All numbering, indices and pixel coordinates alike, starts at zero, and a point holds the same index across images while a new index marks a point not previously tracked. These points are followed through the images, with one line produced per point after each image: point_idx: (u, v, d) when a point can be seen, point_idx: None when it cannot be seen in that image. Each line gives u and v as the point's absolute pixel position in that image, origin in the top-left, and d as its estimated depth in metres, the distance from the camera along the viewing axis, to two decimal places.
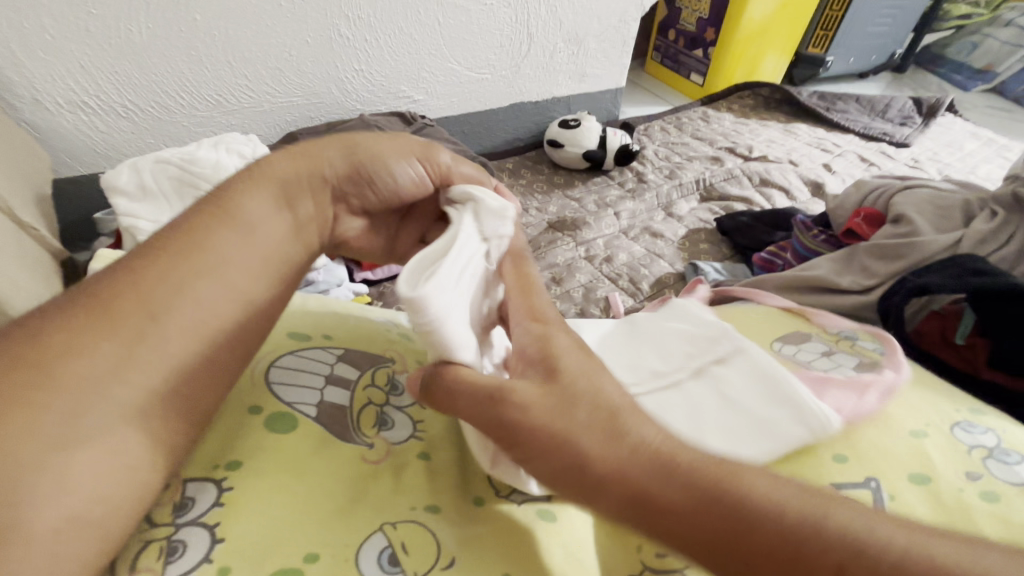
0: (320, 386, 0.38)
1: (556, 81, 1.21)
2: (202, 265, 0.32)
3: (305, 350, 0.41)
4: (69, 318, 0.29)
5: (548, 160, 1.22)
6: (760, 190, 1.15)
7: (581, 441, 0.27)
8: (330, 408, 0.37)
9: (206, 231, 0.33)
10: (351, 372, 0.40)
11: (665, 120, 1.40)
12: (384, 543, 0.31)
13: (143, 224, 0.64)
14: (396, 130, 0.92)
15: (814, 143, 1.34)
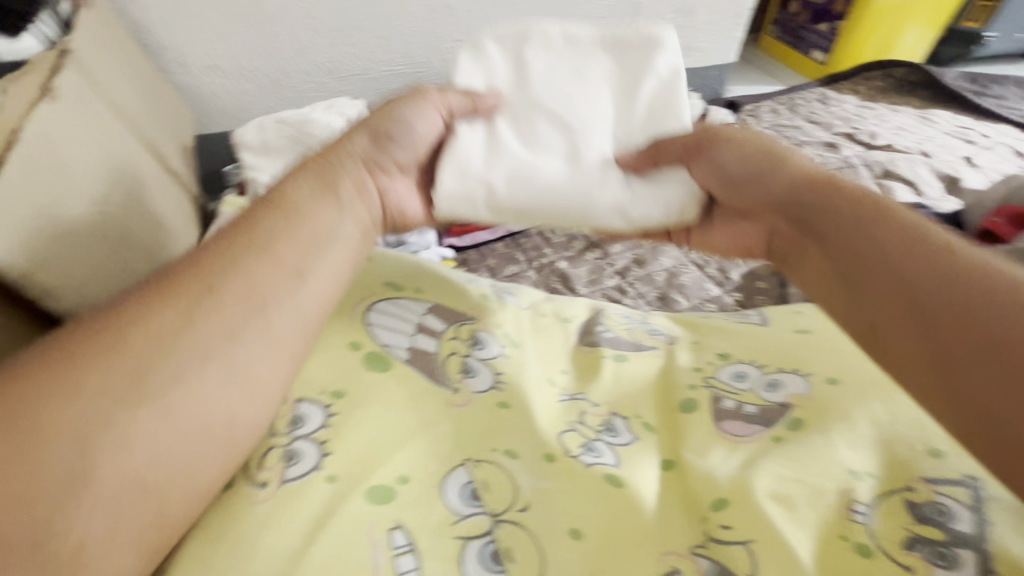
0: (410, 333, 0.44)
1: None
2: (278, 237, 0.35)
3: (399, 299, 0.48)
4: (136, 319, 0.30)
5: None
6: (881, 181, 1.03)
7: (891, 328, 0.33)
8: (421, 354, 0.43)
9: (279, 215, 0.37)
10: (435, 323, 0.47)
11: (776, 101, 1.30)
12: (467, 479, 0.34)
13: (262, 177, 0.73)
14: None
15: (956, 132, 1.18)
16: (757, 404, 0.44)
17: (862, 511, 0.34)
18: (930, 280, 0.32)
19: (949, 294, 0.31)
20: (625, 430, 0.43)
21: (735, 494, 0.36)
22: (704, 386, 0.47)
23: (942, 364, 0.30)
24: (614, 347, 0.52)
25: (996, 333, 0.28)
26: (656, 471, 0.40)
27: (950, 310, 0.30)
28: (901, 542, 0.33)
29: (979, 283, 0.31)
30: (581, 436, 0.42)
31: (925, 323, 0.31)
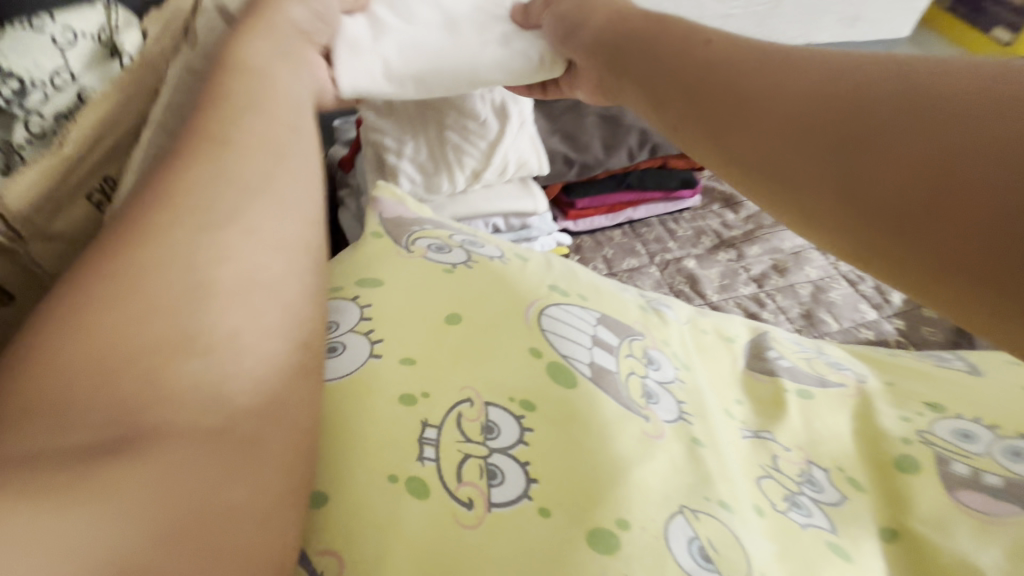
0: (589, 345, 0.40)
1: (818, 22, 1.02)
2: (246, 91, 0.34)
3: (565, 303, 0.44)
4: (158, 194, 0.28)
5: None
6: None
7: (794, 154, 0.26)
8: (601, 368, 0.39)
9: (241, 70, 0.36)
10: (608, 335, 0.43)
11: None
12: (691, 534, 0.31)
13: (389, 143, 0.68)
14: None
15: None
16: (989, 474, 0.39)
17: None
18: (886, 105, 0.24)
19: (829, 112, 0.26)
20: (828, 483, 0.39)
21: None
22: (921, 442, 0.41)
23: (919, 179, 0.22)
24: (798, 380, 0.46)
25: (869, 179, 0.23)
26: (877, 541, 0.36)
27: (864, 124, 0.24)
28: None
29: (904, 95, 0.24)
30: (780, 484, 0.37)
31: (861, 147, 0.24)
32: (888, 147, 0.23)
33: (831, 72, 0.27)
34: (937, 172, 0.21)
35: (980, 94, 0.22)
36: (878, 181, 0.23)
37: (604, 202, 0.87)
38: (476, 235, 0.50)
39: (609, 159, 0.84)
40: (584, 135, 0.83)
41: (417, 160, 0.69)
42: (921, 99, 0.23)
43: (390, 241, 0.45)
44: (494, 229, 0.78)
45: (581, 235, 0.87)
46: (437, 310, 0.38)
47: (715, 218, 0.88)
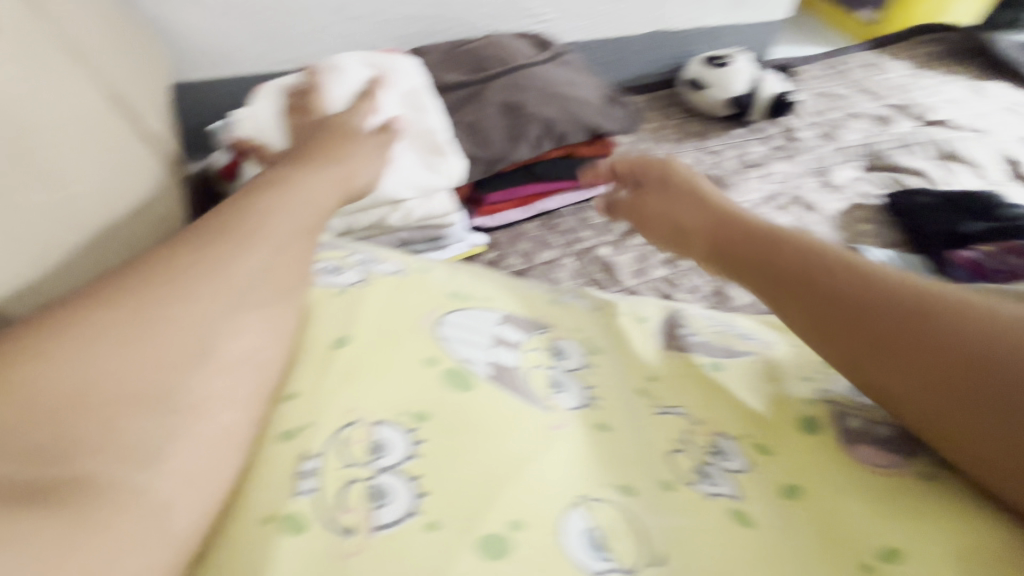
0: (488, 346, 0.41)
1: (705, 8, 1.06)
2: (280, 214, 0.36)
3: (466, 309, 0.43)
4: (149, 278, 0.30)
5: (680, 102, 1.09)
6: (943, 162, 0.95)
7: (793, 307, 0.41)
8: (502, 368, 0.39)
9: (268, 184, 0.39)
10: (510, 333, 0.43)
11: (823, 65, 1.22)
12: (586, 525, 0.32)
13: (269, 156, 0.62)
14: (529, 56, 0.85)
15: (1013, 109, 1.11)
16: (872, 420, 0.41)
17: None
18: (850, 273, 0.39)
19: (806, 279, 0.40)
20: (737, 453, 0.39)
21: (909, 540, 0.33)
22: (823, 401, 0.43)
23: (885, 336, 0.36)
24: (697, 352, 0.48)
25: (871, 326, 0.37)
26: (783, 506, 0.36)
27: (848, 283, 0.39)
28: None
29: (869, 267, 0.39)
30: (687, 458, 0.38)
31: (834, 302, 0.39)
32: (879, 309, 0.37)
33: (806, 246, 0.42)
34: (925, 335, 0.35)
35: (926, 287, 0.37)
36: (892, 338, 0.36)
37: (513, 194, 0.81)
38: (374, 248, 0.49)
39: (512, 149, 0.75)
40: (485, 126, 0.77)
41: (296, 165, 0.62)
42: (851, 274, 0.39)
43: None
44: (402, 244, 0.68)
45: (496, 229, 0.80)
46: (327, 332, 0.37)
47: None
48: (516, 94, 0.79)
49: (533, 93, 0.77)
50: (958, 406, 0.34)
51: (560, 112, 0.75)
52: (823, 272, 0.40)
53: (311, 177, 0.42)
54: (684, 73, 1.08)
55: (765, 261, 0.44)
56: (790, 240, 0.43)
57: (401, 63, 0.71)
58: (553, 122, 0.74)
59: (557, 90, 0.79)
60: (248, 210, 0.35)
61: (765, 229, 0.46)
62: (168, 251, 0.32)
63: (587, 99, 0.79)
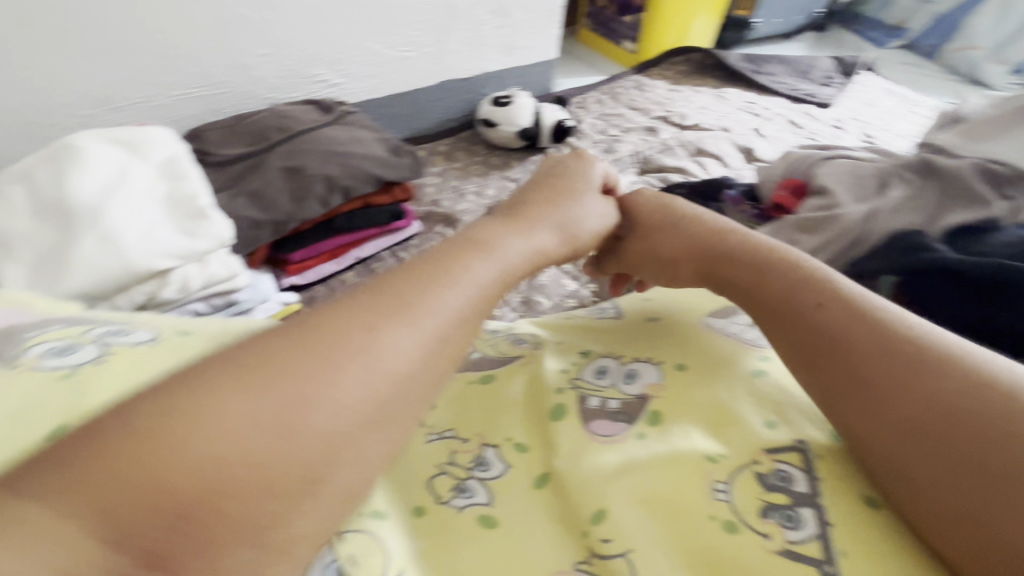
0: None
1: (486, 55, 1.14)
2: (399, 347, 0.28)
3: None
4: (144, 420, 0.23)
5: (483, 139, 1.17)
6: (696, 159, 1.16)
7: (816, 370, 0.36)
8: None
9: (399, 321, 0.29)
10: None
11: (600, 91, 1.40)
12: (332, 557, 0.32)
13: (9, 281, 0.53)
14: (312, 120, 0.83)
15: (745, 108, 1.37)
16: (619, 399, 0.42)
17: (724, 489, 0.34)
18: (853, 337, 0.35)
19: (827, 347, 0.36)
20: (496, 459, 0.40)
21: (614, 504, 0.35)
22: (570, 387, 0.44)
23: (901, 413, 0.32)
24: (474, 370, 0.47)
25: (871, 408, 0.33)
26: (523, 493, 0.38)
27: (836, 323, 0.36)
28: (758, 510, 0.33)
29: (875, 325, 0.35)
30: (452, 477, 0.39)
31: (841, 354, 0.35)
32: (908, 387, 0.32)
33: (832, 303, 0.37)
34: (958, 433, 0.30)
35: (932, 358, 0.33)
36: (893, 417, 0.32)
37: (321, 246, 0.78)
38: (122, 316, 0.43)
39: (301, 210, 0.72)
40: (269, 192, 0.72)
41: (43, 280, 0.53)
42: (839, 307, 0.37)
43: None
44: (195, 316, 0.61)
45: (313, 285, 0.79)
46: None
47: (439, 238, 0.92)
48: (298, 155, 0.75)
49: (313, 154, 0.76)
50: (943, 460, 0.30)
51: (343, 169, 0.76)
52: (829, 302, 0.37)
53: (350, 320, 0.28)
54: (479, 113, 1.15)
55: (782, 314, 0.39)
56: (772, 276, 0.41)
57: (157, 138, 0.64)
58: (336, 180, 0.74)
59: (339, 148, 0.78)
60: (330, 329, 0.28)
61: (778, 270, 0.41)
62: (172, 387, 0.25)
63: (369, 152, 0.79)
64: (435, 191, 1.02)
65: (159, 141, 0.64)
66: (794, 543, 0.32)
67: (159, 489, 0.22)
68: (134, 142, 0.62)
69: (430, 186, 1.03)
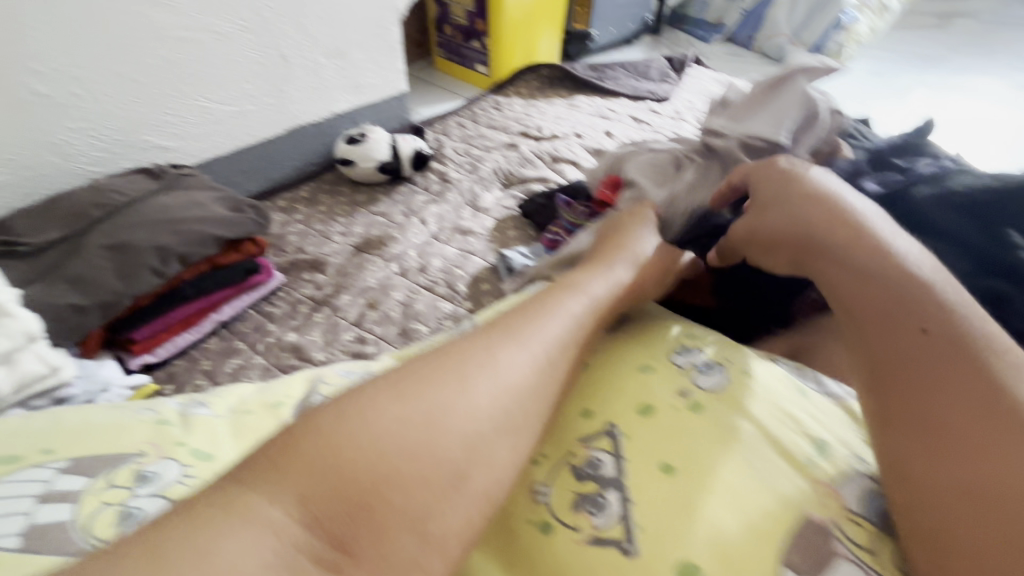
0: (29, 509, 0.34)
1: (332, 97, 1.14)
2: (509, 371, 0.35)
3: (11, 474, 0.35)
4: (329, 426, 0.30)
5: (346, 179, 1.17)
6: (554, 166, 1.23)
7: (875, 373, 0.36)
8: (45, 527, 0.33)
9: (506, 344, 0.36)
10: (76, 482, 0.36)
11: (460, 115, 1.45)
12: None
13: None
14: (139, 190, 0.79)
15: (595, 112, 1.48)
16: None
17: (544, 492, 0.38)
18: (949, 362, 0.33)
19: (922, 361, 0.34)
20: None
21: None
22: None
23: (938, 447, 0.32)
24: None
25: (926, 419, 0.33)
26: None
27: (941, 348, 0.34)
28: (570, 504, 0.37)
29: (966, 351, 0.33)
30: None
31: (903, 376, 0.35)
32: (953, 416, 0.32)
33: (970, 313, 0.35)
34: (989, 492, 0.29)
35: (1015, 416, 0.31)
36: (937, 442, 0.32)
37: (171, 320, 0.75)
38: None
39: (132, 286, 0.69)
40: (93, 275, 0.67)
41: None
42: (946, 332, 0.35)
43: None
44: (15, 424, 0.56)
45: (171, 361, 0.75)
46: None
47: (308, 284, 0.90)
48: (122, 231, 0.71)
49: (141, 226, 0.72)
50: (987, 526, 0.29)
51: (176, 238, 0.72)
52: (933, 330, 0.35)
53: (511, 346, 0.36)
54: (336, 153, 1.15)
55: (874, 316, 0.38)
56: (882, 281, 0.38)
57: None
58: (169, 250, 0.71)
59: (170, 215, 0.74)
60: (447, 363, 0.34)
61: (909, 267, 0.38)
62: (341, 412, 0.31)
63: (208, 214, 0.77)
64: (299, 239, 1.00)
65: None
66: (598, 530, 0.35)
67: (338, 474, 0.29)
68: None
69: (293, 235, 1.00)
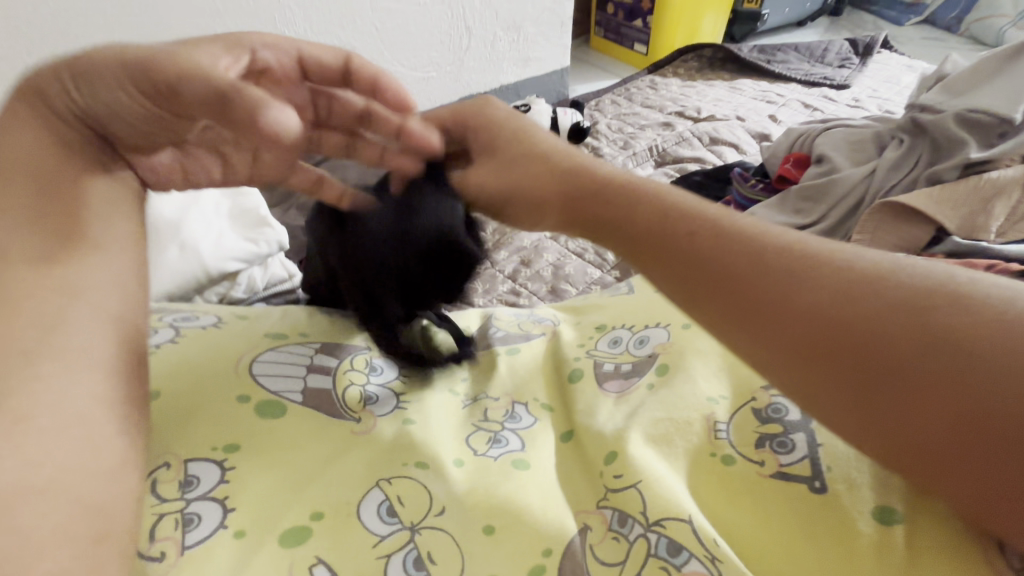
0: (302, 373, 0.43)
1: (501, 68, 1.22)
2: (82, 317, 0.32)
3: (285, 346, 0.46)
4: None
5: None
6: (711, 148, 1.20)
7: (737, 324, 0.31)
8: (315, 391, 0.42)
9: (97, 264, 0.34)
10: (329, 359, 0.46)
11: (615, 93, 1.45)
12: (382, 497, 0.36)
13: None
14: None
15: (759, 96, 1.40)
16: (631, 362, 0.48)
17: (724, 429, 0.39)
18: (830, 302, 0.29)
19: (800, 304, 0.30)
20: (525, 413, 0.45)
21: (625, 445, 0.39)
22: (586, 355, 0.50)
23: (866, 393, 0.28)
24: (502, 345, 0.52)
25: (840, 360, 0.28)
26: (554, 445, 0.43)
27: (772, 291, 0.30)
28: (753, 442, 0.38)
29: (827, 291, 0.29)
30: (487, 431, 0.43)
31: (797, 314, 0.30)
32: (877, 355, 0.28)
33: (772, 255, 0.31)
34: (995, 414, 0.25)
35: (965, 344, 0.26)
36: (876, 390, 0.28)
37: None
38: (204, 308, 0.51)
39: None
40: None
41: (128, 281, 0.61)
42: (792, 271, 0.30)
43: None
44: None
45: None
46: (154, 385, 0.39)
47: None
48: None
49: None
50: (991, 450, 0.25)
51: None
52: (771, 264, 0.31)
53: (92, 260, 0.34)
54: None
55: (690, 266, 0.33)
56: (700, 224, 0.34)
57: None
58: None
59: None
60: (50, 292, 0.32)
61: (718, 218, 0.33)
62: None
63: None
64: None
65: None
66: (786, 466, 0.36)
67: None
68: None
69: None
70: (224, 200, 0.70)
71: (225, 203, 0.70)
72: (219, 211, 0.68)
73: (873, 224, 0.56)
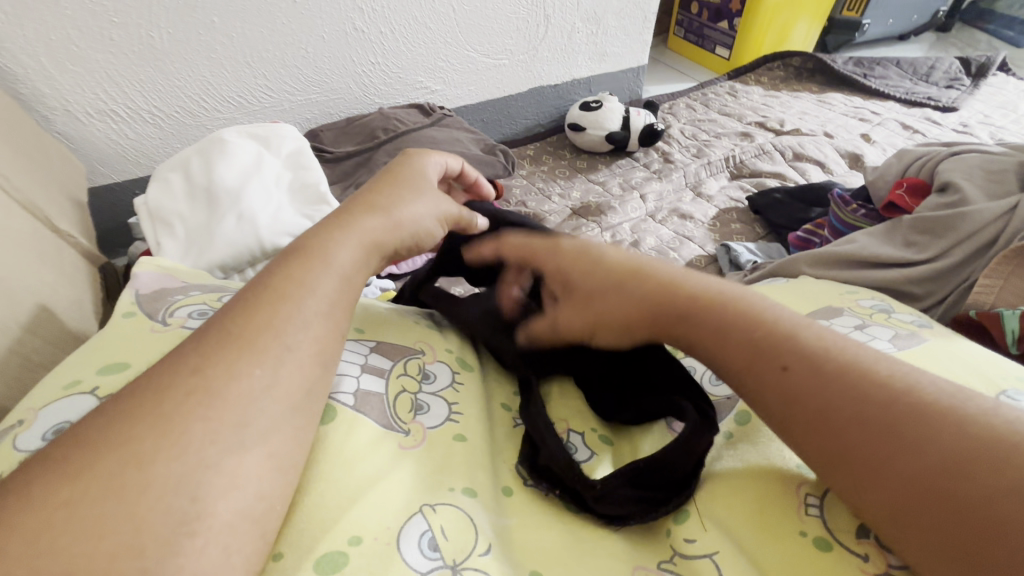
0: (356, 374, 0.40)
1: (575, 61, 1.16)
2: (292, 331, 0.33)
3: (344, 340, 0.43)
4: (135, 412, 0.28)
5: (569, 144, 1.19)
6: (794, 164, 1.10)
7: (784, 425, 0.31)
8: (367, 395, 0.39)
9: (319, 267, 0.37)
10: (382, 361, 0.42)
11: (691, 97, 1.37)
12: (424, 527, 0.33)
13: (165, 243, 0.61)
14: (415, 122, 0.90)
15: (851, 112, 1.28)
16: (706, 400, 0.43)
17: (816, 504, 0.33)
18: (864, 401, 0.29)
19: (828, 407, 0.29)
20: (581, 444, 0.42)
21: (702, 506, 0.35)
22: None
23: (894, 492, 0.27)
24: None
25: (861, 458, 0.28)
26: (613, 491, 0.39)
27: (811, 386, 0.30)
28: (855, 529, 0.32)
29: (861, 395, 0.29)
30: None
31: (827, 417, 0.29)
32: (905, 459, 0.27)
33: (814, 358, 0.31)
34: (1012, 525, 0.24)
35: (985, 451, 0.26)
36: (892, 493, 0.28)
37: None
38: None
39: None
40: None
41: (188, 250, 0.61)
42: (809, 371, 0.31)
43: (144, 317, 0.42)
44: None
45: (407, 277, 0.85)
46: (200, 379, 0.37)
47: None
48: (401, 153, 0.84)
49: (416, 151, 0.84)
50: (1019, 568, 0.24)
51: None
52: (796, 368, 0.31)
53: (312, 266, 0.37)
54: (568, 118, 1.18)
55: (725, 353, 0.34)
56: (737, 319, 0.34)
57: (282, 130, 0.73)
58: None
59: (439, 147, 0.86)
60: (244, 313, 0.33)
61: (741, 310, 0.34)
62: (139, 396, 0.29)
63: (467, 151, 0.87)
64: (521, 192, 1.03)
65: (287, 132, 0.73)
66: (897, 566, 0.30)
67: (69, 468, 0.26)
68: (262, 135, 0.71)
69: (517, 188, 1.04)
70: (285, 175, 0.68)
71: (286, 178, 0.68)
72: (281, 185, 0.67)
73: (1010, 264, 0.47)
